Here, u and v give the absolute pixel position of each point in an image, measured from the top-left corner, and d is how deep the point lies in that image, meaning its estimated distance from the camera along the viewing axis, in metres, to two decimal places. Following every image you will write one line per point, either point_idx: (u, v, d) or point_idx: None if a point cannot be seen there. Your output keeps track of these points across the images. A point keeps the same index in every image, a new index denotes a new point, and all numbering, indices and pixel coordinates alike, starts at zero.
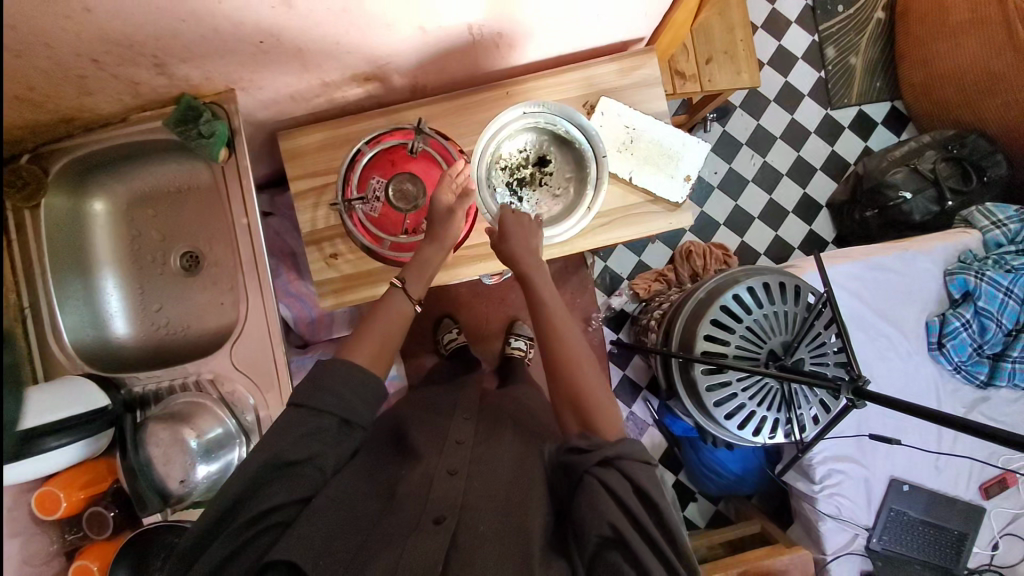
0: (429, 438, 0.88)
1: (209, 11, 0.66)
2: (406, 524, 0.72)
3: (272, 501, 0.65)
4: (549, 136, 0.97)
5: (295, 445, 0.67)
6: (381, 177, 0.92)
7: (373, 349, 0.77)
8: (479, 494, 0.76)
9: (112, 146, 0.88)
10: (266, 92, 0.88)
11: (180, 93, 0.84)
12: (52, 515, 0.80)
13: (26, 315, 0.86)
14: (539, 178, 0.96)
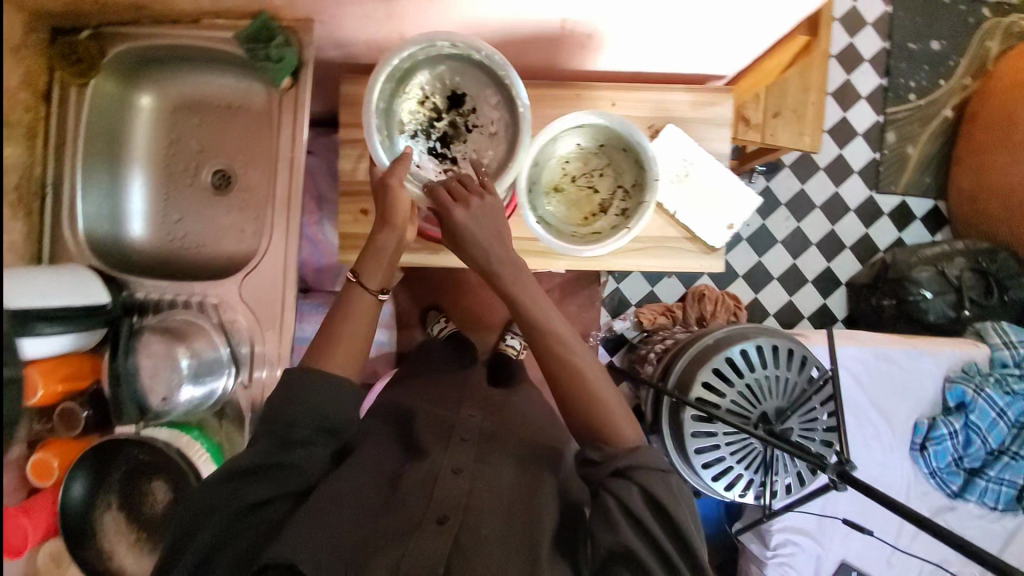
0: (433, 435, 0.86)
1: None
2: (407, 520, 0.72)
3: (261, 493, 0.68)
4: (446, 67, 0.82)
5: (275, 446, 0.69)
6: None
7: (344, 350, 0.74)
8: (478, 494, 0.76)
9: (175, 45, 0.85)
10: (342, 32, 0.85)
11: (259, 10, 0.81)
12: (25, 402, 0.78)
13: (46, 193, 0.85)
14: (461, 121, 0.83)
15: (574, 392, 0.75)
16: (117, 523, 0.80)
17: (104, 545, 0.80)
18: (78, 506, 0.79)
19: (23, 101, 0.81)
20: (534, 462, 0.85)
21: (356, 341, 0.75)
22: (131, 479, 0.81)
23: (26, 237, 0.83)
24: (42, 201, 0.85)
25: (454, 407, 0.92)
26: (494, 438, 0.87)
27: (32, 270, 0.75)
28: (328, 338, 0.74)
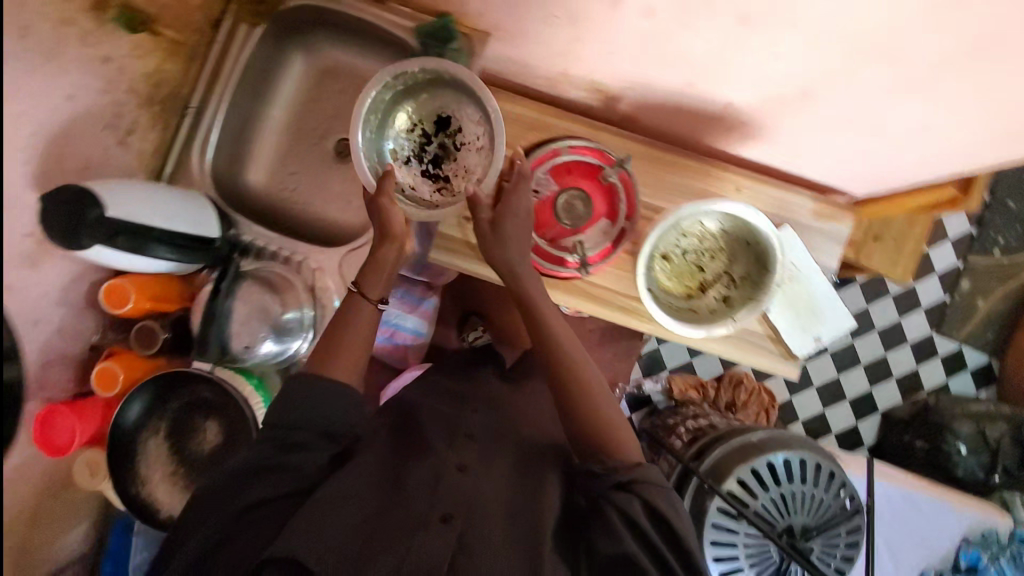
0: (436, 428, 0.81)
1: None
2: (412, 514, 0.67)
3: (261, 493, 0.65)
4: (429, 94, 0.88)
5: (275, 449, 0.67)
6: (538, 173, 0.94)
7: (346, 359, 0.74)
8: (489, 497, 0.72)
9: (351, 16, 0.87)
10: (510, 49, 0.87)
11: (445, 10, 0.83)
12: (113, 310, 0.77)
13: (187, 114, 0.86)
14: (452, 142, 0.89)
15: (587, 411, 0.76)
16: (160, 450, 0.81)
17: (139, 471, 0.79)
18: (129, 426, 0.79)
19: (194, 24, 0.84)
20: (540, 458, 0.83)
21: (355, 345, 0.74)
22: (187, 411, 0.81)
23: (155, 151, 0.85)
24: (178, 120, 0.87)
25: (462, 405, 0.88)
26: (498, 435, 0.84)
27: (157, 186, 0.75)
28: (330, 347, 0.74)
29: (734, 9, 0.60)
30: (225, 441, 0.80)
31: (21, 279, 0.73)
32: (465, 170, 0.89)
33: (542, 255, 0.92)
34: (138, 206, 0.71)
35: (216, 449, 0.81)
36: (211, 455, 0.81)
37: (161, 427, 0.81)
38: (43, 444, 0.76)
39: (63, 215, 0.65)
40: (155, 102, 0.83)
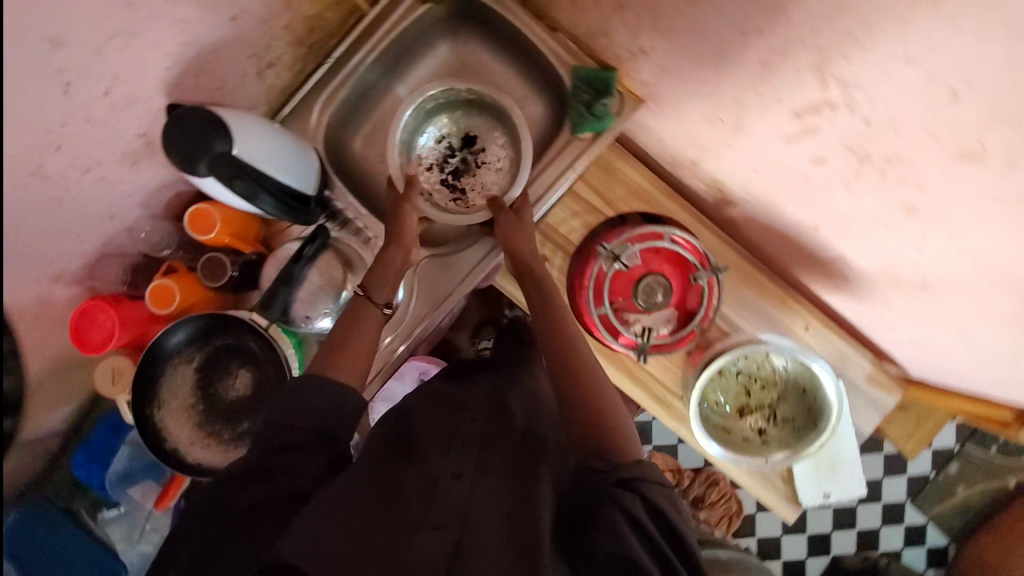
0: (434, 432, 0.71)
1: (733, 79, 0.65)
2: (409, 510, 0.57)
3: (259, 492, 0.54)
4: (459, 108, 0.93)
5: (278, 446, 0.57)
6: (633, 244, 0.92)
7: (354, 363, 0.67)
8: (485, 502, 0.60)
9: (515, 31, 0.88)
10: (653, 122, 0.87)
11: (612, 65, 0.83)
12: (194, 234, 0.77)
13: (324, 64, 0.85)
14: (474, 161, 0.93)
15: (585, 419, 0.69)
16: (185, 382, 0.80)
17: (159, 395, 0.78)
18: (168, 349, 0.78)
19: None
20: (537, 460, 0.71)
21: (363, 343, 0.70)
22: (225, 351, 0.81)
23: (281, 88, 0.84)
24: (314, 66, 0.86)
25: (459, 409, 0.78)
26: (496, 431, 0.74)
27: (266, 124, 0.73)
28: (339, 348, 0.68)
29: (903, 198, 0.61)
30: (253, 395, 0.81)
31: (115, 176, 0.70)
32: (481, 187, 0.92)
33: (603, 326, 0.93)
34: (252, 147, 0.68)
35: (241, 399, 0.81)
36: (233, 403, 0.81)
37: (194, 359, 0.80)
38: (79, 338, 0.75)
39: (192, 140, 0.64)
40: (302, 43, 0.81)
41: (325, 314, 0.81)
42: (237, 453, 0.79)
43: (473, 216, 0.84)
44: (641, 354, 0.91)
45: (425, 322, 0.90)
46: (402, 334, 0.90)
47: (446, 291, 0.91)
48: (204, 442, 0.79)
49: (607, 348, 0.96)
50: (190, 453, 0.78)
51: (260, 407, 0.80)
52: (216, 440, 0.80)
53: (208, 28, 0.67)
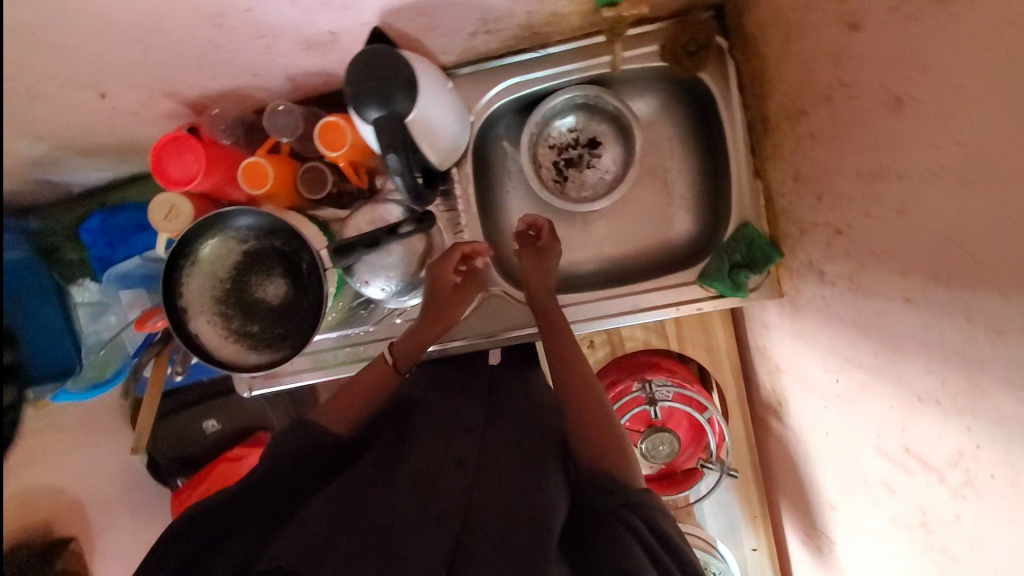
0: (430, 417, 0.75)
1: (876, 376, 0.63)
2: (408, 512, 0.60)
3: (247, 513, 0.58)
4: (597, 111, 0.90)
5: (270, 474, 0.61)
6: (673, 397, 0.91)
7: (348, 408, 0.76)
8: (486, 502, 0.63)
9: (721, 148, 0.83)
10: (778, 316, 0.84)
11: (782, 250, 0.79)
12: (318, 141, 0.72)
13: (537, 55, 0.80)
14: (587, 161, 0.91)
15: (595, 430, 0.72)
16: (232, 256, 0.79)
17: (203, 252, 0.77)
18: (237, 222, 0.77)
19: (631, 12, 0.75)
20: (538, 450, 0.73)
21: (355, 395, 0.77)
22: (281, 255, 0.80)
23: (486, 51, 0.79)
24: (527, 50, 0.80)
25: (462, 391, 0.83)
26: (494, 418, 0.78)
27: (447, 85, 0.70)
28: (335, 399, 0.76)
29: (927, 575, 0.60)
30: (280, 309, 0.80)
31: (284, 50, 0.65)
32: (580, 186, 0.92)
33: None
34: (427, 117, 0.65)
35: (265, 303, 0.80)
36: (257, 302, 0.80)
37: (252, 243, 0.79)
38: (160, 165, 0.72)
39: (377, 87, 0.59)
40: (528, 27, 0.73)
41: (379, 286, 0.80)
42: (232, 344, 0.78)
43: (562, 204, 0.87)
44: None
45: (462, 342, 0.91)
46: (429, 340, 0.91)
47: (493, 328, 0.91)
48: (212, 315, 0.78)
49: None
50: (195, 316, 0.77)
51: (279, 323, 0.80)
52: (223, 321, 0.79)
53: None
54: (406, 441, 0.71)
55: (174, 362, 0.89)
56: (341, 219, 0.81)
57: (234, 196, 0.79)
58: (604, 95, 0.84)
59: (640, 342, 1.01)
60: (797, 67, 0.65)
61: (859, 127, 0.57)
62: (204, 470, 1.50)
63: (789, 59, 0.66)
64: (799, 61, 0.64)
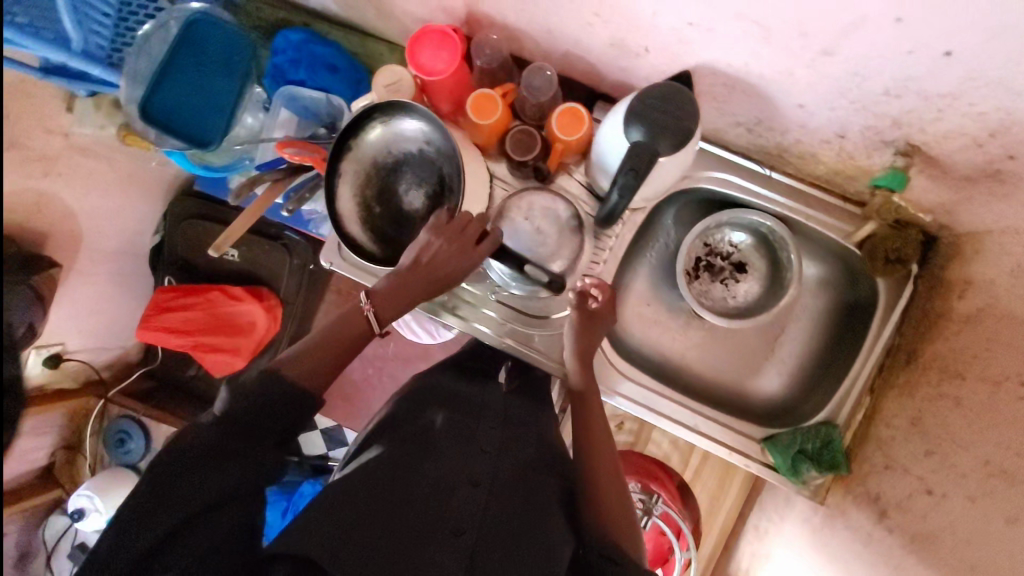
0: (451, 431, 0.75)
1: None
2: (425, 521, 0.64)
3: (219, 484, 0.58)
4: (765, 247, 0.91)
5: (240, 444, 0.61)
6: (663, 517, 0.91)
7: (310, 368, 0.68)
8: (497, 524, 0.66)
9: (851, 348, 0.85)
10: (804, 513, 0.86)
11: (849, 468, 0.81)
12: (553, 117, 0.74)
13: (763, 172, 0.83)
14: (727, 278, 0.93)
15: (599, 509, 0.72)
16: (409, 145, 0.79)
17: (393, 124, 0.79)
18: (433, 129, 0.78)
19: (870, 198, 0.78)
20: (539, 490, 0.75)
21: (322, 351, 0.70)
22: (441, 179, 0.80)
23: (727, 140, 0.82)
24: (757, 162, 0.83)
25: (476, 407, 0.81)
26: (510, 445, 0.77)
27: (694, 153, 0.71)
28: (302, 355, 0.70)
29: None
30: (405, 214, 0.80)
31: (593, 32, 0.67)
32: (705, 293, 0.93)
33: None
34: (672, 163, 0.65)
35: (397, 198, 0.80)
36: (394, 193, 0.81)
37: (431, 150, 0.79)
38: (415, 48, 0.75)
39: (656, 120, 0.61)
40: (783, 150, 0.76)
41: None
42: (351, 203, 0.79)
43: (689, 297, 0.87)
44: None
45: (514, 343, 0.90)
46: (495, 327, 0.91)
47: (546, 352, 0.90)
48: (356, 172, 0.79)
49: None
50: (347, 163, 0.78)
51: (393, 223, 0.80)
52: (360, 188, 0.79)
53: (781, 88, 0.62)
54: (433, 438, 0.74)
55: (289, 199, 0.89)
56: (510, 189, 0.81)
57: (444, 107, 0.81)
58: (787, 242, 0.85)
59: (660, 454, 1.01)
60: (978, 340, 0.68)
61: (1011, 428, 0.59)
62: (199, 287, 1.49)
63: (976, 328, 0.69)
64: (985, 337, 0.67)
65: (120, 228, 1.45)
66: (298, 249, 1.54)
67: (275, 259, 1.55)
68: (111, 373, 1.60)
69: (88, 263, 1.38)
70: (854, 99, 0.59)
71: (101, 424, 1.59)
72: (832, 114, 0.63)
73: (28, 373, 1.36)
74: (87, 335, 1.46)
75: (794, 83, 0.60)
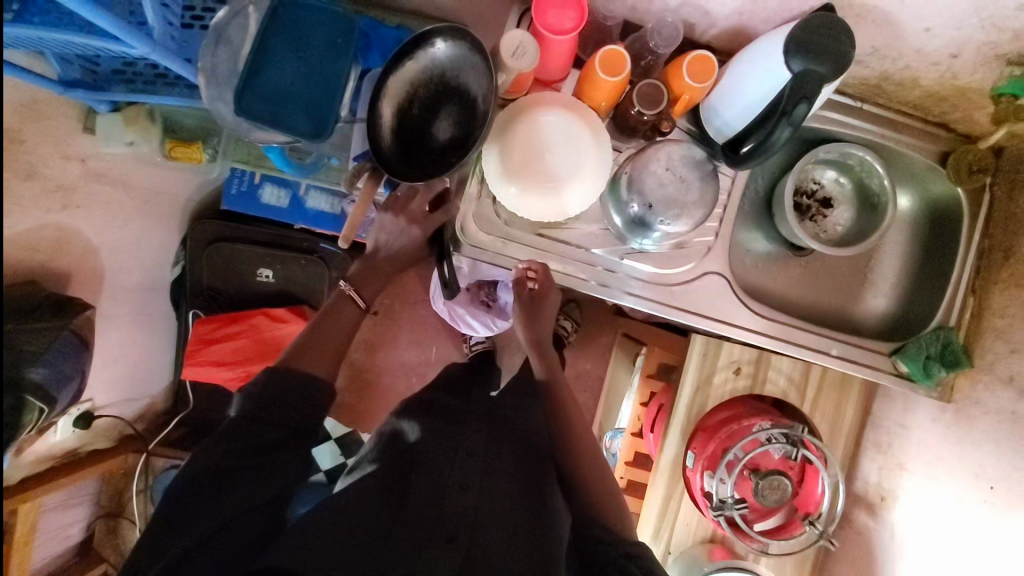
0: (439, 439, 0.97)
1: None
2: (420, 538, 0.82)
3: (239, 498, 0.79)
4: (848, 178, 0.97)
5: (249, 449, 0.82)
6: (806, 449, 0.94)
7: (317, 357, 0.95)
8: (487, 515, 0.88)
9: (948, 255, 0.93)
10: (936, 413, 0.93)
11: (973, 362, 0.89)
12: (682, 69, 0.76)
13: (852, 106, 0.90)
14: (819, 214, 0.97)
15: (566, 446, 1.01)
16: (455, 76, 0.82)
17: (451, 59, 0.82)
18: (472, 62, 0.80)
19: (954, 116, 0.88)
20: (521, 481, 0.97)
21: (322, 346, 0.97)
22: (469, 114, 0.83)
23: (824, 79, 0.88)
24: (848, 98, 0.90)
25: (460, 437, 0.99)
26: (504, 443, 1.03)
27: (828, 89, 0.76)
28: (308, 351, 0.95)
29: None
30: (429, 140, 0.86)
31: None
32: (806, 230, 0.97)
33: (722, 460, 0.95)
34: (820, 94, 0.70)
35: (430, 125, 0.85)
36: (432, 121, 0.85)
37: (467, 83, 0.82)
38: (541, 11, 0.73)
39: (817, 43, 0.65)
40: (884, 79, 0.84)
41: (631, 206, 0.82)
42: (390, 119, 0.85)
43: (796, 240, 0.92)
44: (716, 512, 0.94)
45: (650, 304, 0.89)
46: (618, 290, 0.88)
47: (683, 307, 0.89)
48: (401, 93, 0.84)
49: (694, 476, 0.99)
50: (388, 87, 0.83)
51: (415, 146, 0.86)
52: (402, 110, 0.85)
53: (916, 12, 0.69)
54: (448, 406, 1.06)
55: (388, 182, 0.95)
56: (634, 152, 0.83)
57: (557, 73, 0.81)
58: (879, 169, 0.90)
59: (780, 393, 1.03)
60: None
61: None
62: (243, 312, 1.39)
63: None
64: None
65: (142, 261, 1.29)
66: (337, 262, 1.39)
67: (312, 273, 1.41)
68: (142, 424, 1.45)
69: (113, 306, 1.23)
70: (985, 17, 0.69)
71: (148, 481, 1.44)
72: (957, 34, 0.72)
73: (60, 437, 1.19)
74: (114, 386, 1.30)
75: (933, 7, 0.68)
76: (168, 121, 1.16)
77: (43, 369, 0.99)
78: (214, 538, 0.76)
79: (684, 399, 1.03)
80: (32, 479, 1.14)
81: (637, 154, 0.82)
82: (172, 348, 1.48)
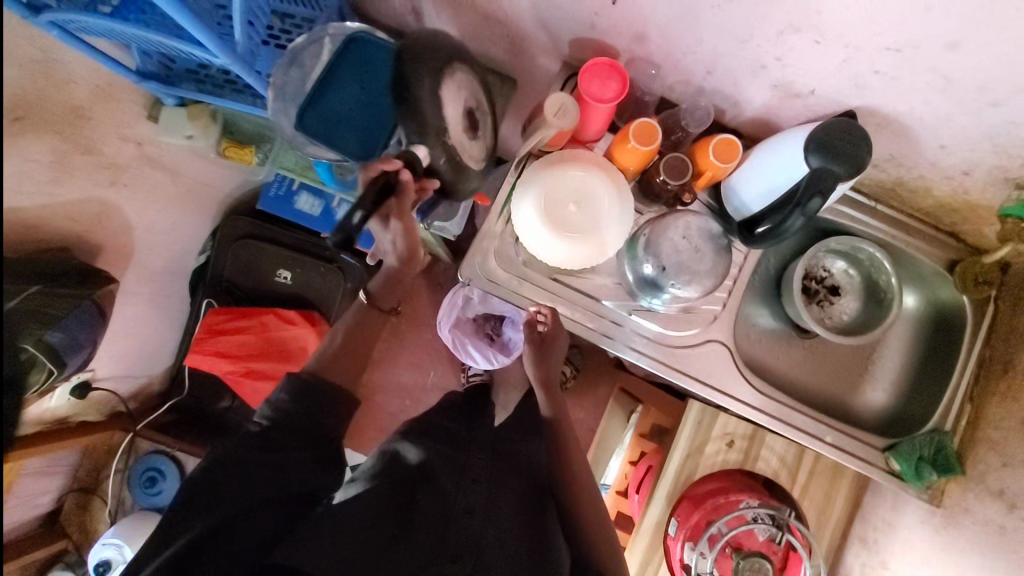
0: (444, 461, 0.98)
1: None
2: (425, 555, 0.84)
3: (251, 496, 0.80)
4: (856, 268, 1.00)
5: (262, 449, 0.83)
6: (796, 534, 0.93)
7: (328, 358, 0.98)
8: (491, 543, 0.89)
9: (948, 359, 0.94)
10: (924, 515, 0.92)
11: (965, 471, 0.89)
12: (708, 147, 0.82)
13: (866, 205, 0.95)
14: (827, 301, 1.00)
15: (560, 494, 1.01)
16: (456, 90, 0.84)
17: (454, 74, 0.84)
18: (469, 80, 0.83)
19: (964, 228, 0.92)
20: (524, 513, 0.97)
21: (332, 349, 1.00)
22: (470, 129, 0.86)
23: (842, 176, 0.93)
24: (863, 197, 0.95)
25: (464, 466, 0.99)
26: (507, 473, 1.03)
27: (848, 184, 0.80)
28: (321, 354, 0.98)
29: None
30: None
31: (766, 76, 0.76)
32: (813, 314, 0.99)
33: (708, 532, 0.95)
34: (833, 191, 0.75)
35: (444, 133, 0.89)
36: None
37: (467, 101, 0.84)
38: (586, 79, 0.80)
39: (840, 148, 0.69)
40: (899, 184, 0.89)
41: (648, 265, 0.86)
42: None
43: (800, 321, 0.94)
44: None
45: (650, 363, 0.91)
46: (622, 344, 0.91)
47: (683, 370, 0.91)
48: None
49: (676, 545, 0.98)
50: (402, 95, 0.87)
51: None
52: None
53: (932, 130, 0.75)
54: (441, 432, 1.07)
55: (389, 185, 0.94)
56: (654, 216, 0.88)
57: (592, 135, 0.87)
58: (888, 268, 0.94)
59: (770, 471, 1.02)
60: None
61: None
62: (258, 308, 1.43)
63: None
64: None
65: (171, 246, 1.34)
66: (354, 275, 1.44)
67: (329, 282, 1.45)
68: (135, 403, 1.47)
69: (135, 284, 1.28)
70: (997, 144, 0.73)
71: (128, 461, 1.46)
72: (970, 155, 0.77)
73: (55, 403, 1.21)
74: (118, 361, 1.33)
75: (948, 127, 0.73)
76: (228, 122, 1.23)
77: (58, 334, 1.03)
78: (222, 531, 0.77)
79: (673, 462, 1.03)
80: (21, 441, 1.16)
81: (657, 219, 0.87)
82: (180, 333, 1.51)
